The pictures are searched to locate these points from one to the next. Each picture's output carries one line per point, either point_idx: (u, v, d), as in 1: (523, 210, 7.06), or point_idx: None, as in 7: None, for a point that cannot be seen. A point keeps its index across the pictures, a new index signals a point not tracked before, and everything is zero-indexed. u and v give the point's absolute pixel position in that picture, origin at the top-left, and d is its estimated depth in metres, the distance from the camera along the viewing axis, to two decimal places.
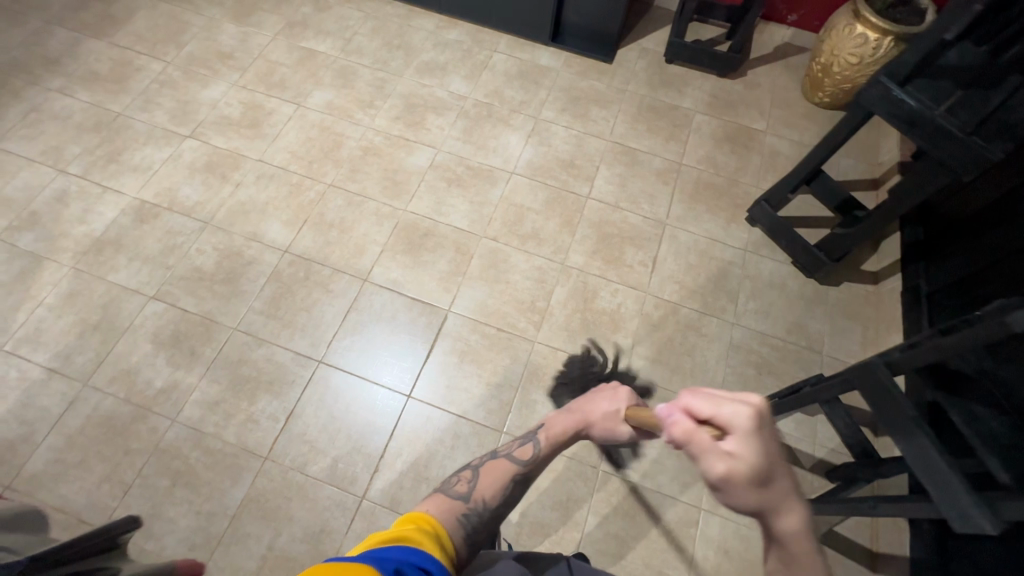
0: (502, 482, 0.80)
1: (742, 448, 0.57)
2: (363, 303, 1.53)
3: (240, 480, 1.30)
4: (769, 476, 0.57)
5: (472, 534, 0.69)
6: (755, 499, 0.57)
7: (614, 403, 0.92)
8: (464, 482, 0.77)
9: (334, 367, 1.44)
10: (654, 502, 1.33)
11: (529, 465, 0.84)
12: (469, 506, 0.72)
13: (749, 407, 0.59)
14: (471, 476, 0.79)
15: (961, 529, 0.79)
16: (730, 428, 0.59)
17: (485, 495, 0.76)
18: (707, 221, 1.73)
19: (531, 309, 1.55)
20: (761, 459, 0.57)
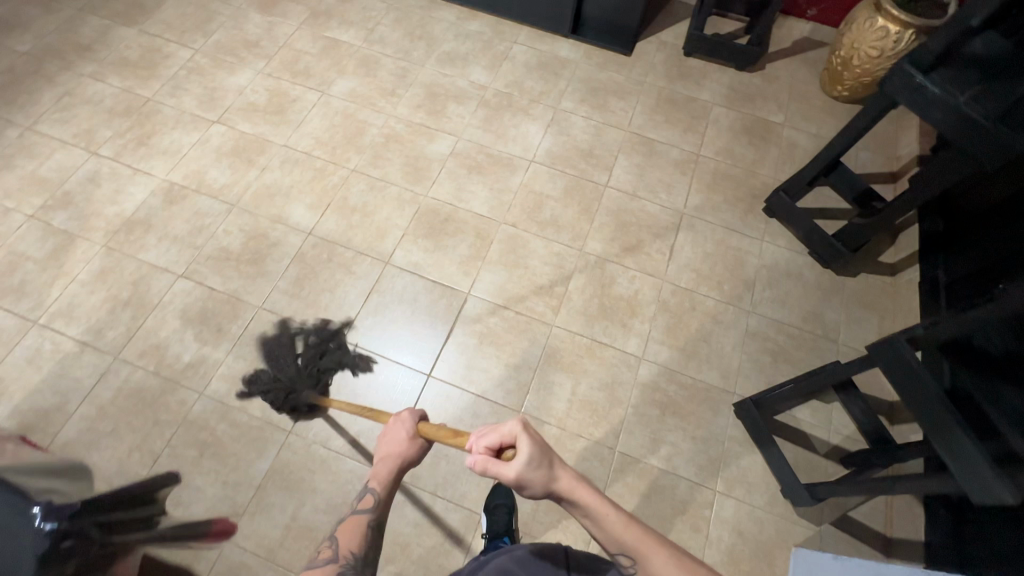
0: (359, 532, 0.90)
1: (520, 443, 0.77)
2: (385, 285, 1.56)
3: (265, 452, 1.33)
4: (545, 459, 0.77)
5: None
6: (540, 479, 0.76)
7: (406, 428, 0.98)
8: (327, 549, 0.87)
9: (357, 346, 1.47)
10: (670, 483, 1.35)
11: (374, 510, 0.92)
12: (339, 565, 0.84)
13: (515, 421, 0.80)
14: (332, 541, 0.90)
15: (979, 500, 0.80)
16: (510, 439, 0.79)
17: (351, 551, 0.88)
18: (724, 211, 1.74)
19: (550, 293, 1.57)
20: (533, 447, 0.77)
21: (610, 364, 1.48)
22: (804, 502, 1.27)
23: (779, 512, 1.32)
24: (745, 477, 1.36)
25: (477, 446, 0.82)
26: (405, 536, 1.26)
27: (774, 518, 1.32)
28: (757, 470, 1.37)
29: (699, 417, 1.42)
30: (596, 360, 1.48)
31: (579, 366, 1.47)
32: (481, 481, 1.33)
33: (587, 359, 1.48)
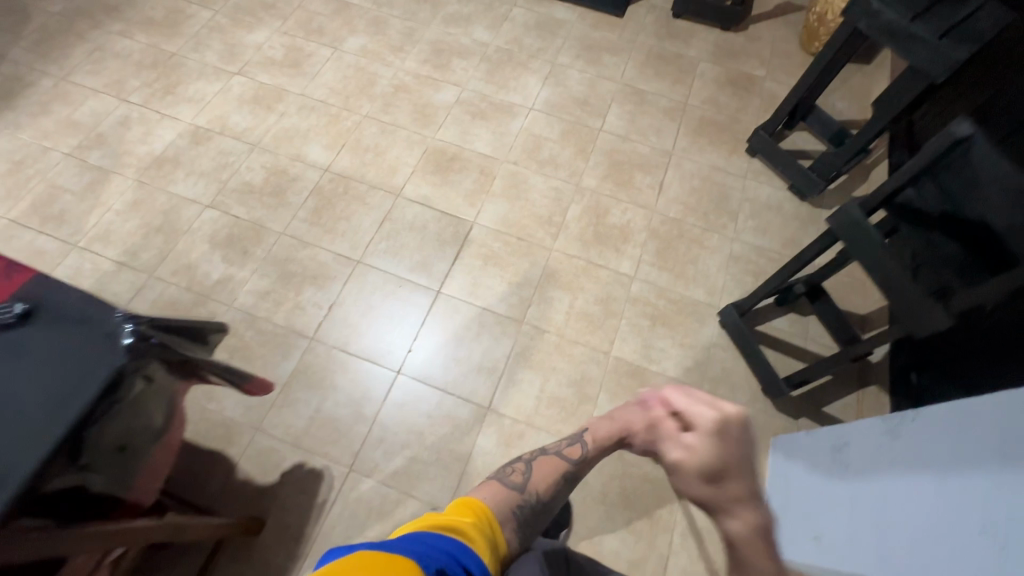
0: (555, 475, 0.91)
1: (703, 439, 0.82)
2: (396, 214, 1.69)
3: (290, 355, 1.45)
4: (719, 464, 0.77)
5: (522, 525, 0.79)
6: (704, 483, 0.76)
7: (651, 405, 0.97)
8: (520, 473, 0.89)
9: (372, 266, 1.60)
10: (660, 381, 1.47)
11: (577, 462, 0.94)
12: (522, 496, 0.83)
13: (730, 418, 0.83)
14: (524, 469, 0.90)
15: (920, 331, 0.92)
16: (699, 429, 0.84)
17: (536, 488, 0.87)
18: (710, 152, 1.88)
19: (549, 222, 1.70)
20: (714, 450, 0.79)
21: (604, 282, 1.61)
22: (780, 393, 1.40)
23: (760, 406, 1.45)
24: (729, 378, 1.49)
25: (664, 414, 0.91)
26: (419, 426, 1.39)
27: (755, 412, 1.44)
28: (740, 373, 1.50)
29: (686, 327, 1.55)
30: (592, 279, 1.61)
31: (576, 284, 1.60)
32: (488, 380, 1.45)
33: (583, 278, 1.61)
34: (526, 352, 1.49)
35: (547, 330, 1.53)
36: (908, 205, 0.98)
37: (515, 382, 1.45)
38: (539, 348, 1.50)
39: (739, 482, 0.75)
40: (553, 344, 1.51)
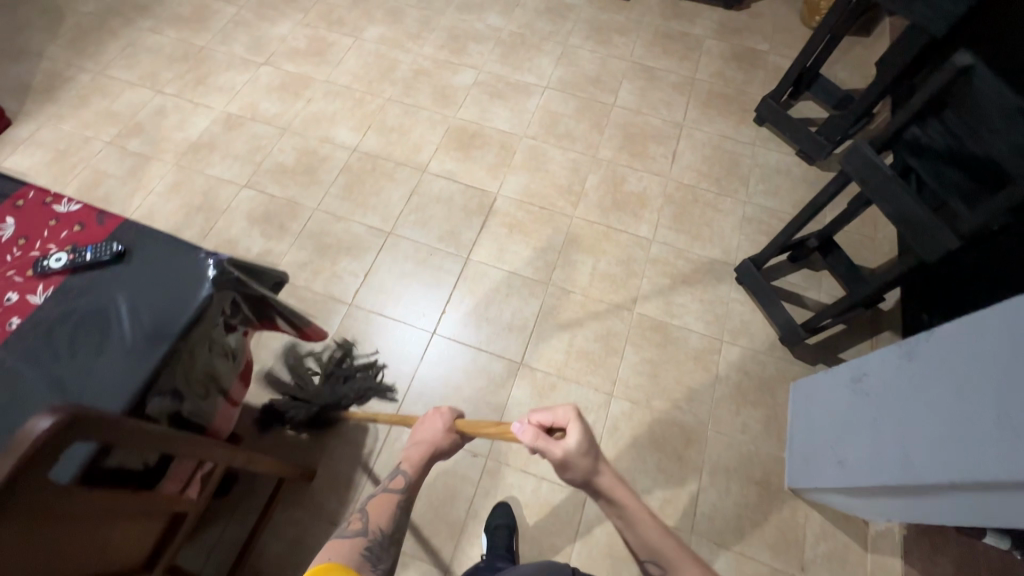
0: (389, 512, 0.82)
1: (573, 432, 0.77)
2: (423, 188, 1.77)
3: (331, 319, 1.54)
4: (591, 448, 0.76)
5: (376, 565, 0.74)
6: (585, 467, 0.75)
7: (442, 422, 0.91)
8: (356, 520, 0.80)
9: (402, 236, 1.68)
10: (683, 334, 1.54)
11: (404, 491, 0.84)
12: (368, 540, 0.77)
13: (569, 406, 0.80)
14: (360, 513, 0.81)
15: (928, 255, 1.00)
16: (564, 423, 0.79)
17: (379, 526, 0.80)
18: (720, 123, 1.96)
19: (568, 190, 1.78)
20: (584, 438, 0.76)
21: (624, 245, 1.68)
22: (797, 338, 1.47)
23: (778, 355, 1.52)
24: (748, 329, 1.56)
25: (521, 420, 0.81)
26: (455, 381, 1.47)
27: (774, 360, 1.51)
28: (758, 324, 1.57)
29: (705, 283, 1.63)
30: (612, 242, 1.69)
31: (598, 247, 1.68)
32: (519, 338, 1.53)
33: (604, 241, 1.69)
34: (554, 311, 1.57)
35: (572, 291, 1.60)
36: (915, 142, 1.06)
37: (544, 339, 1.53)
38: (566, 307, 1.58)
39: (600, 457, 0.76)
40: (579, 303, 1.58)
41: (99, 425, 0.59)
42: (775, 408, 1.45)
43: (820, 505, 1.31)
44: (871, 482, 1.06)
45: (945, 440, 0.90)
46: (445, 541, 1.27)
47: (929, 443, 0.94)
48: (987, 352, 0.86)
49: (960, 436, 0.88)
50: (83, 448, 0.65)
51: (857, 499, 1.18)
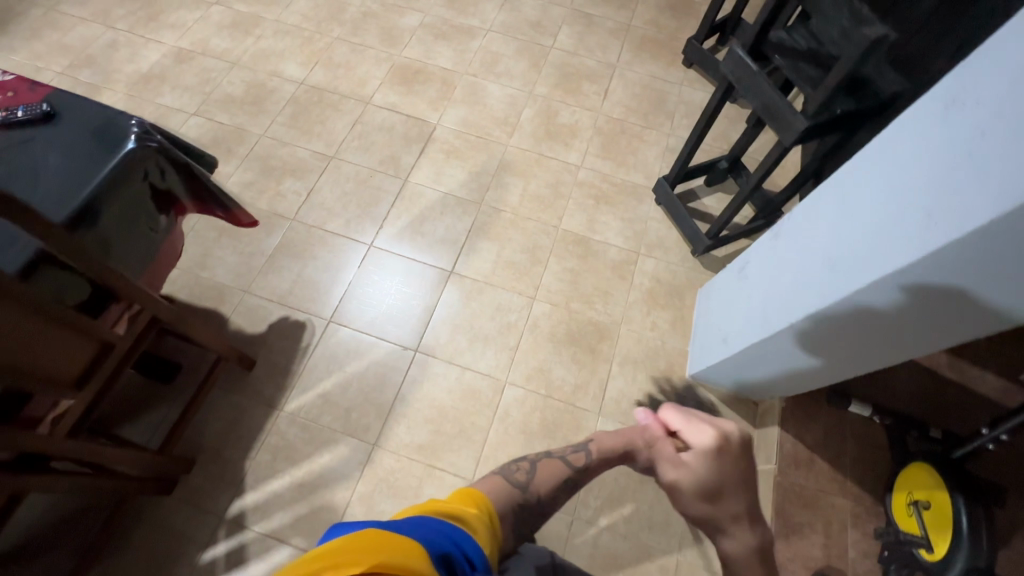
0: (558, 480, 0.82)
1: (699, 440, 0.83)
2: (367, 118, 1.87)
3: (274, 232, 1.63)
4: (720, 489, 0.79)
5: (515, 525, 0.72)
6: (705, 511, 0.79)
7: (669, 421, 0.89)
8: (521, 470, 0.82)
9: (346, 160, 1.77)
10: (603, 247, 1.68)
11: (580, 471, 0.84)
12: (520, 496, 0.76)
13: (710, 434, 0.83)
14: (528, 467, 0.83)
15: (788, 141, 1.15)
16: (695, 444, 0.84)
17: (540, 488, 0.80)
18: (651, 64, 2.09)
19: (505, 122, 1.90)
20: (709, 470, 0.80)
21: (554, 170, 1.81)
22: (703, 247, 1.62)
23: (688, 266, 1.66)
24: (663, 243, 1.70)
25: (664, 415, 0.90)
26: (390, 287, 1.58)
27: (684, 270, 1.65)
28: (673, 239, 1.71)
29: (627, 204, 1.76)
30: (543, 168, 1.81)
31: (530, 171, 1.80)
32: (451, 250, 1.65)
33: (536, 167, 1.81)
34: (486, 227, 1.69)
35: (503, 210, 1.72)
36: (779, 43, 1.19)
37: (475, 251, 1.65)
38: (497, 223, 1.70)
39: (732, 498, 0.79)
40: (509, 220, 1.71)
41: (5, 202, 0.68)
42: (682, 310, 1.59)
43: (715, 387, 1.46)
44: (745, 347, 1.21)
45: (796, 292, 1.05)
46: (374, 420, 1.39)
47: (784, 299, 1.09)
48: (827, 210, 1.01)
49: (806, 284, 1.02)
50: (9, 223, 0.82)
51: (738, 372, 1.33)
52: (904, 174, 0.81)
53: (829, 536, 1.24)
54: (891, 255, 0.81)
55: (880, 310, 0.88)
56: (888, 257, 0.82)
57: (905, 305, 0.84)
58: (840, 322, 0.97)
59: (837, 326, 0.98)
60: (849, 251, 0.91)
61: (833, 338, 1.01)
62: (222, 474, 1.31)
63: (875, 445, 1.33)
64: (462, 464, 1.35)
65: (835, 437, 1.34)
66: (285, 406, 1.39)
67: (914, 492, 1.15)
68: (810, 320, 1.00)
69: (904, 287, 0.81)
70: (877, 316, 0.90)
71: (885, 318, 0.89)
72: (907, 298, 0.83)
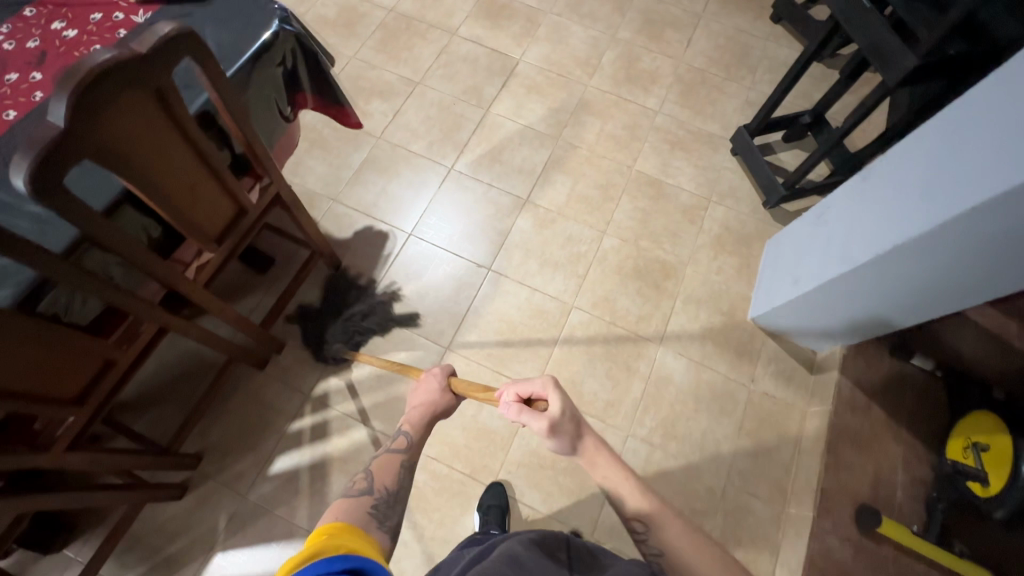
0: (395, 470, 0.76)
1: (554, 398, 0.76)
2: (452, 48, 1.91)
3: (360, 148, 1.71)
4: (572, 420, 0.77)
5: (383, 523, 0.67)
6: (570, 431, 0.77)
7: (439, 381, 0.90)
8: (360, 481, 0.73)
9: (430, 87, 1.83)
10: (675, 191, 1.71)
11: (408, 451, 0.80)
12: (373, 501, 0.69)
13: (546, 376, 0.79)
14: (364, 477, 0.74)
15: (890, 80, 1.15)
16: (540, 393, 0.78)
17: (385, 485, 0.73)
18: (738, 17, 2.06)
19: (586, 63, 1.92)
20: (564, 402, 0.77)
21: (632, 113, 1.83)
22: (775, 198, 1.62)
23: (759, 216, 1.68)
24: (736, 192, 1.71)
25: (506, 393, 0.80)
26: (466, 210, 1.65)
27: (755, 220, 1.67)
28: (746, 189, 1.72)
29: (702, 151, 1.78)
30: (621, 110, 1.84)
31: (607, 112, 1.83)
32: (527, 180, 1.70)
33: (614, 108, 1.84)
34: (561, 161, 1.73)
35: (578, 147, 1.76)
36: None
37: (549, 183, 1.70)
38: (571, 159, 1.74)
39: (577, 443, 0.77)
40: (583, 158, 1.74)
41: (198, 50, 0.76)
42: (749, 257, 1.62)
43: (776, 333, 1.49)
44: (819, 285, 1.23)
45: (885, 225, 1.06)
46: (446, 326, 1.49)
47: (869, 233, 1.10)
48: (923, 143, 1.01)
49: (898, 217, 1.03)
50: (188, 66, 0.91)
51: (804, 313, 1.36)
52: (1021, 95, 0.82)
53: (879, 476, 1.28)
54: (1007, 172, 0.82)
55: (983, 233, 0.90)
56: (1000, 177, 0.83)
57: (1015, 224, 0.86)
58: (935, 248, 0.98)
59: (932, 252, 0.99)
60: (954, 177, 0.92)
61: (920, 268, 1.04)
62: (309, 357, 1.43)
63: (934, 401, 1.36)
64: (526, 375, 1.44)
65: (893, 388, 1.37)
66: (366, 306, 1.50)
67: (973, 436, 1.18)
68: (901, 248, 1.02)
69: (1015, 204, 0.83)
70: (974, 241, 0.92)
71: (988, 239, 0.91)
72: (1018, 216, 0.84)
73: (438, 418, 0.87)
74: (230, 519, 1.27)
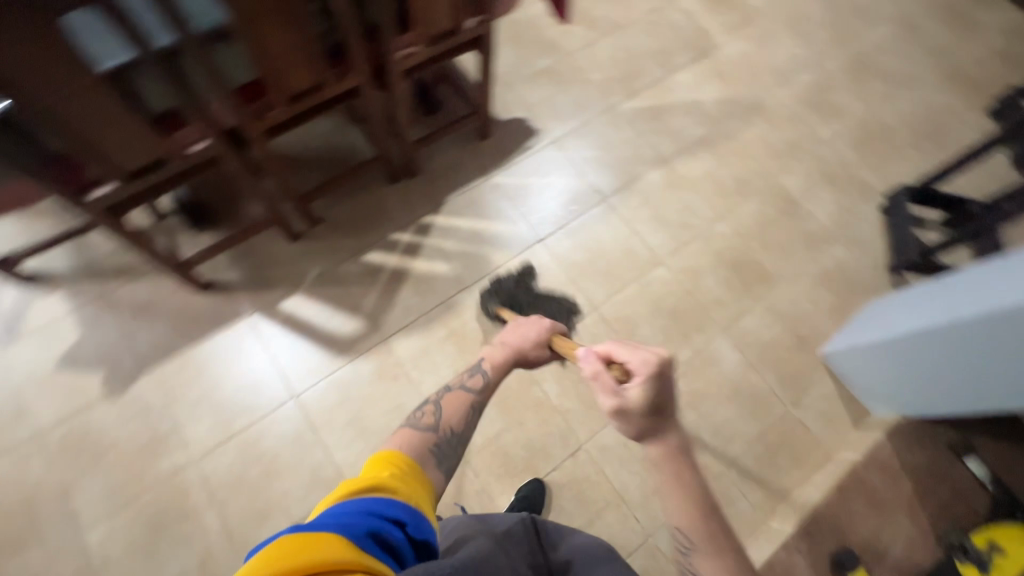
0: (464, 409, 0.85)
1: (638, 387, 0.74)
2: (665, 10, 2.01)
3: (547, 57, 1.89)
4: (654, 409, 0.74)
5: (441, 463, 0.76)
6: (637, 425, 0.74)
7: (539, 331, 1.00)
8: (428, 416, 0.82)
9: (630, 34, 1.96)
10: (806, 215, 1.72)
11: (480, 392, 0.89)
12: (436, 439, 0.78)
13: (651, 357, 0.76)
14: (433, 408, 0.84)
15: None
16: (637, 372, 0.76)
17: (450, 425, 0.82)
18: (954, 94, 1.97)
19: (779, 74, 1.95)
20: (650, 391, 0.74)
21: (800, 134, 1.85)
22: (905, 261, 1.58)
23: (877, 274, 1.65)
24: (866, 242, 1.69)
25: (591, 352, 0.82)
26: (611, 144, 1.77)
27: (871, 274, 1.65)
28: (877, 245, 1.69)
29: (850, 194, 1.76)
30: (791, 126, 1.86)
31: (776, 123, 1.86)
32: (675, 145, 1.79)
33: (784, 122, 1.86)
34: (712, 144, 1.80)
35: (735, 139, 1.82)
36: None
37: (692, 156, 1.77)
38: (723, 146, 1.80)
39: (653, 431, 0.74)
40: (735, 150, 1.80)
41: None
42: (847, 302, 1.60)
43: (839, 375, 1.48)
44: (890, 338, 1.21)
45: (968, 300, 1.02)
46: (549, 224, 1.63)
47: (958, 302, 1.05)
48: None
49: (954, 304, 1.06)
50: None
51: (870, 365, 1.33)
52: None
53: (875, 535, 1.26)
54: None
55: None
56: None
57: None
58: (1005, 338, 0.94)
59: (965, 346, 1.03)
60: None
61: (987, 354, 0.99)
62: (430, 192, 1.64)
63: (971, 505, 1.30)
64: (594, 294, 1.55)
65: (932, 474, 1.33)
66: (494, 178, 1.68)
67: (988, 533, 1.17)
68: (941, 331, 1.06)
69: None
70: None
71: None
72: None
73: (526, 358, 0.97)
74: (318, 276, 1.51)
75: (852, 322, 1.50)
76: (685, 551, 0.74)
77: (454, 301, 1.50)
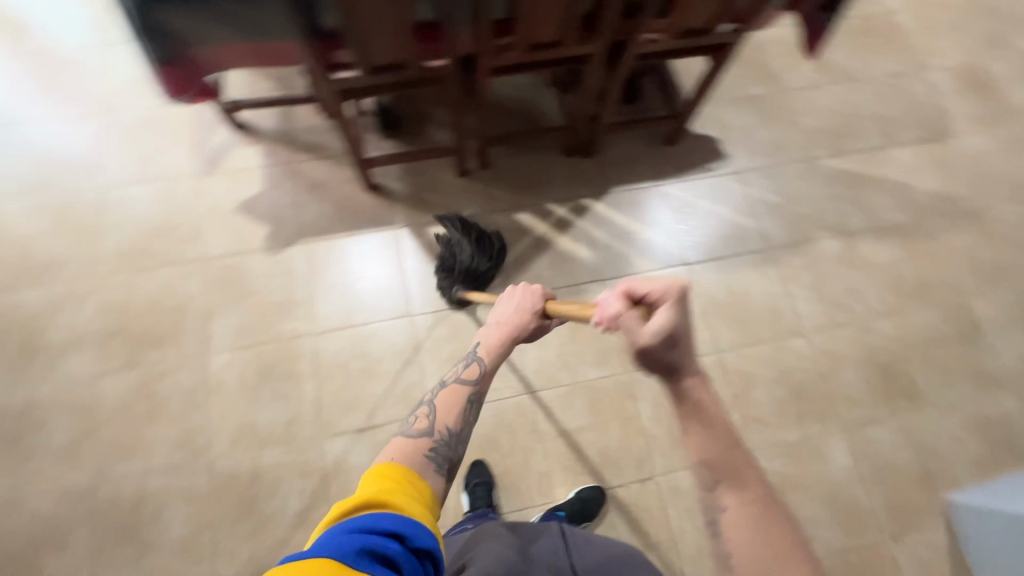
0: (458, 404, 0.77)
1: (662, 312, 0.67)
2: (910, 78, 1.82)
3: (764, 85, 1.78)
4: (678, 340, 0.66)
5: (442, 468, 0.68)
6: (666, 354, 0.66)
7: (532, 301, 0.92)
8: (422, 418, 0.74)
9: (860, 91, 1.79)
10: (987, 349, 1.51)
11: (476, 383, 0.80)
12: (432, 443, 0.70)
13: (673, 282, 0.69)
14: (427, 410, 0.76)
15: None
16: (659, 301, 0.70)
17: (447, 425, 0.74)
18: None
19: (1016, 188, 1.70)
20: (677, 319, 0.67)
21: (1015, 260, 1.62)
22: None
23: None
24: None
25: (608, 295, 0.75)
26: (795, 196, 1.65)
27: None
28: None
29: None
30: (1008, 249, 1.63)
31: (992, 239, 1.64)
32: (866, 221, 1.63)
33: (1002, 242, 1.64)
34: (908, 235, 1.62)
35: (936, 240, 1.63)
36: None
37: (880, 239, 1.62)
38: (920, 242, 1.62)
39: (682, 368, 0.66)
40: (932, 251, 1.61)
41: None
42: (999, 459, 1.41)
43: (958, 531, 1.31)
44: None
45: None
46: (702, 252, 1.57)
47: None
48: None
49: None
50: None
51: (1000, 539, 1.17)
52: None
53: None
54: None
55: None
56: None
57: None
58: None
59: None
60: None
61: None
62: (598, 177, 1.63)
63: None
64: (721, 337, 1.49)
65: None
66: (663, 186, 1.63)
67: None
68: None
69: None
70: None
71: None
72: None
73: (520, 339, 0.90)
74: (470, 216, 1.56)
75: (986, 484, 1.33)
76: (709, 489, 0.62)
77: (583, 290, 1.51)
